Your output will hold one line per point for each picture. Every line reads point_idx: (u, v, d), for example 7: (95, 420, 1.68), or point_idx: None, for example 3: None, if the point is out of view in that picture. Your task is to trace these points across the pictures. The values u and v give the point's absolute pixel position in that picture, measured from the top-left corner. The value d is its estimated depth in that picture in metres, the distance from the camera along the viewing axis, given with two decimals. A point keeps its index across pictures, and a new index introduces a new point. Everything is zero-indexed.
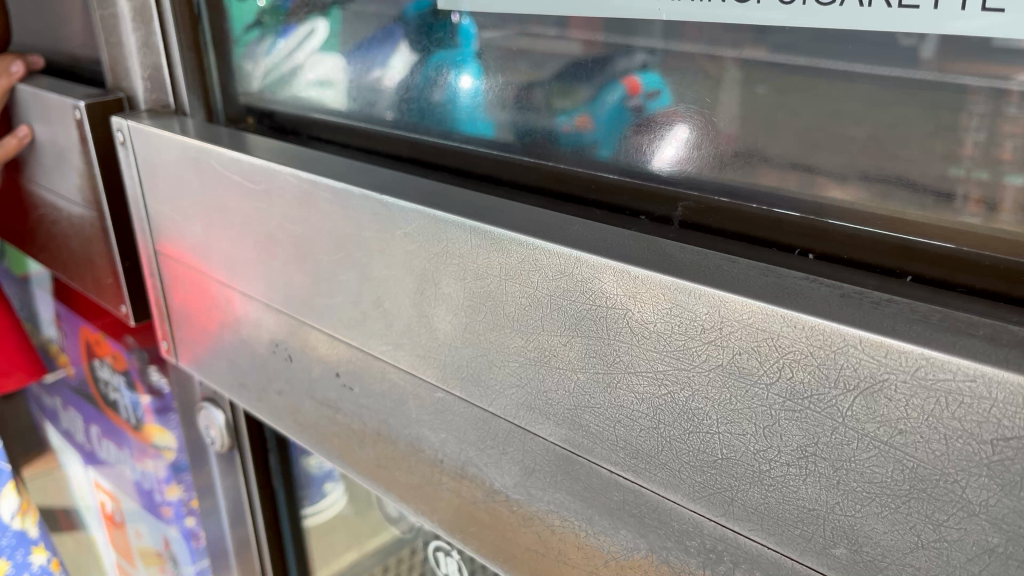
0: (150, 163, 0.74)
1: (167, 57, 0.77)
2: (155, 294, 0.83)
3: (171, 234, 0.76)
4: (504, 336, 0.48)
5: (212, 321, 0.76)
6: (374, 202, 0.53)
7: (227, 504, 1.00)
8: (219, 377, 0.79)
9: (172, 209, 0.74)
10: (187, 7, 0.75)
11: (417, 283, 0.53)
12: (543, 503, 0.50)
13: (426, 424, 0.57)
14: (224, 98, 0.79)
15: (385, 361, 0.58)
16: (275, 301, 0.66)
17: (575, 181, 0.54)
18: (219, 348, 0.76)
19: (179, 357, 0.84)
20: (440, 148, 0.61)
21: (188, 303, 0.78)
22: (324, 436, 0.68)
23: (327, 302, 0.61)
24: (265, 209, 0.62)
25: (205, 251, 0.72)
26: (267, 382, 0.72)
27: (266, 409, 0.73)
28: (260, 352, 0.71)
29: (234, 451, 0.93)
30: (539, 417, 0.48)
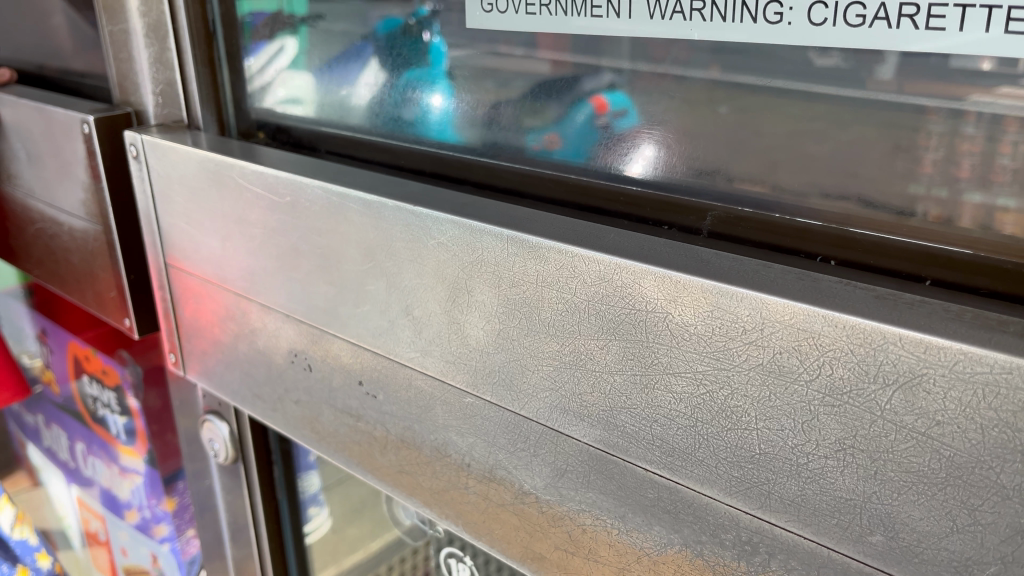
0: (167, 179, 0.75)
1: (181, 73, 0.78)
2: (163, 306, 0.84)
3: (184, 247, 0.77)
4: (538, 341, 0.50)
5: (225, 332, 0.77)
6: (407, 213, 0.55)
7: (228, 515, 1.00)
8: (231, 390, 0.79)
9: (186, 222, 0.75)
10: (202, 23, 0.76)
11: (449, 291, 0.54)
12: (575, 503, 0.52)
13: (453, 429, 0.58)
14: (237, 113, 0.79)
15: (412, 368, 0.59)
16: (297, 312, 0.67)
17: (602, 195, 0.55)
18: (231, 359, 0.77)
19: (187, 371, 0.85)
20: (464, 162, 0.63)
21: (199, 316, 0.79)
22: (344, 445, 0.69)
23: (353, 312, 0.62)
24: (289, 221, 0.64)
25: (222, 264, 0.73)
26: (283, 392, 0.73)
27: (281, 418, 0.74)
28: (277, 362, 0.72)
29: (237, 466, 0.94)
30: (573, 419, 0.50)
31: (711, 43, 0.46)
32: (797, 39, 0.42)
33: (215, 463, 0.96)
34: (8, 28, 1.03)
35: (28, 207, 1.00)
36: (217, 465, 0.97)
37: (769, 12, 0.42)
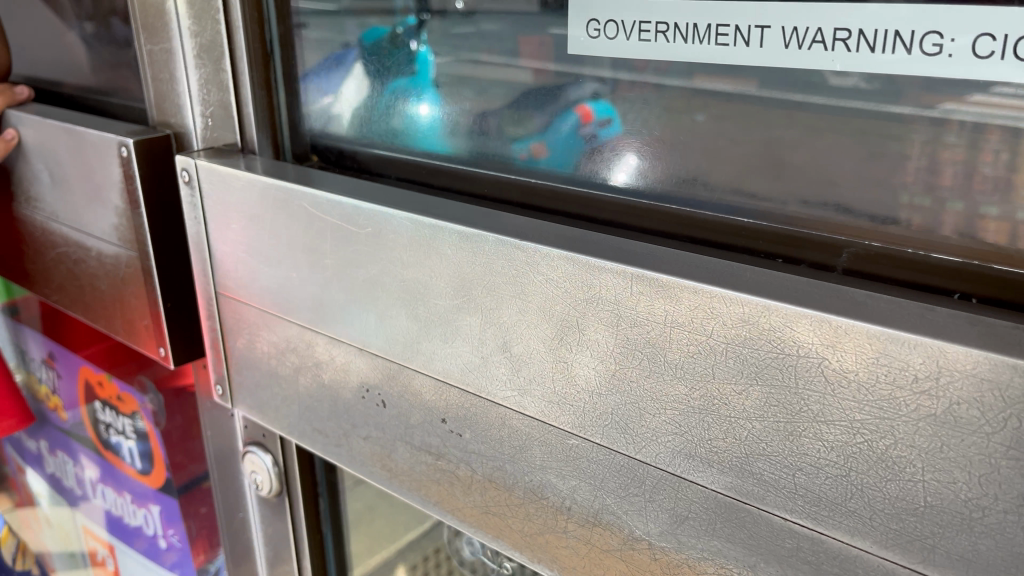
0: (225, 206, 0.72)
1: (236, 95, 0.74)
2: (211, 336, 0.80)
3: (241, 277, 0.73)
4: (662, 383, 0.48)
5: (284, 365, 0.73)
6: (510, 246, 0.52)
7: (268, 549, 0.96)
8: (286, 424, 0.76)
9: (245, 251, 0.72)
10: (260, 43, 0.73)
11: (557, 330, 0.52)
12: (696, 551, 0.50)
13: (552, 470, 0.56)
14: (293, 136, 0.76)
15: (506, 407, 0.57)
16: (372, 346, 0.65)
17: (722, 229, 0.52)
18: (291, 394, 0.74)
19: (235, 403, 0.81)
20: (558, 192, 0.60)
21: (254, 348, 0.76)
22: (420, 484, 0.66)
23: (439, 347, 0.60)
24: (368, 252, 0.61)
25: (286, 295, 0.70)
26: (350, 428, 0.70)
27: (347, 455, 0.71)
28: (346, 397, 0.69)
29: (280, 500, 0.90)
30: (699, 465, 0.48)
31: (854, 75, 0.44)
32: (956, 71, 0.40)
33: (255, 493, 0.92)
34: (22, 45, 0.99)
35: (51, 231, 0.96)
36: (257, 497, 0.93)
37: (927, 43, 0.41)
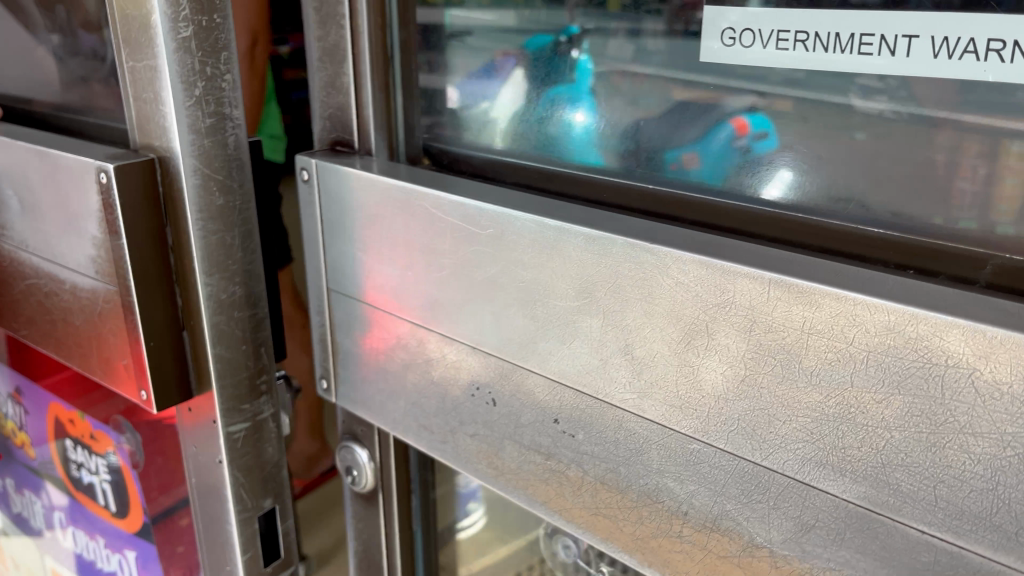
0: (345, 204, 0.74)
1: (356, 97, 0.77)
2: (319, 331, 0.83)
3: (355, 275, 0.76)
4: (796, 390, 0.48)
5: (394, 362, 0.75)
6: (639, 250, 0.53)
7: (357, 547, 0.97)
8: (391, 418, 0.78)
9: (361, 248, 0.74)
10: (382, 47, 0.75)
11: (683, 333, 0.52)
12: (822, 561, 0.50)
13: (670, 474, 0.56)
14: (408, 138, 0.78)
15: (624, 410, 0.58)
16: (486, 345, 0.66)
17: (860, 242, 0.53)
18: (399, 390, 0.76)
19: (341, 396, 0.83)
20: (683, 200, 0.60)
21: (364, 344, 0.78)
22: (527, 485, 0.67)
23: (556, 349, 0.61)
24: (488, 253, 0.63)
25: (400, 293, 0.72)
26: (457, 425, 0.71)
27: (453, 452, 0.73)
28: (454, 395, 0.70)
29: (373, 497, 0.92)
30: (830, 474, 0.48)
31: (1009, 86, 0.44)
32: None
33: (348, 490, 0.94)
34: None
35: (20, 263, 0.94)
36: (350, 492, 0.95)
37: None
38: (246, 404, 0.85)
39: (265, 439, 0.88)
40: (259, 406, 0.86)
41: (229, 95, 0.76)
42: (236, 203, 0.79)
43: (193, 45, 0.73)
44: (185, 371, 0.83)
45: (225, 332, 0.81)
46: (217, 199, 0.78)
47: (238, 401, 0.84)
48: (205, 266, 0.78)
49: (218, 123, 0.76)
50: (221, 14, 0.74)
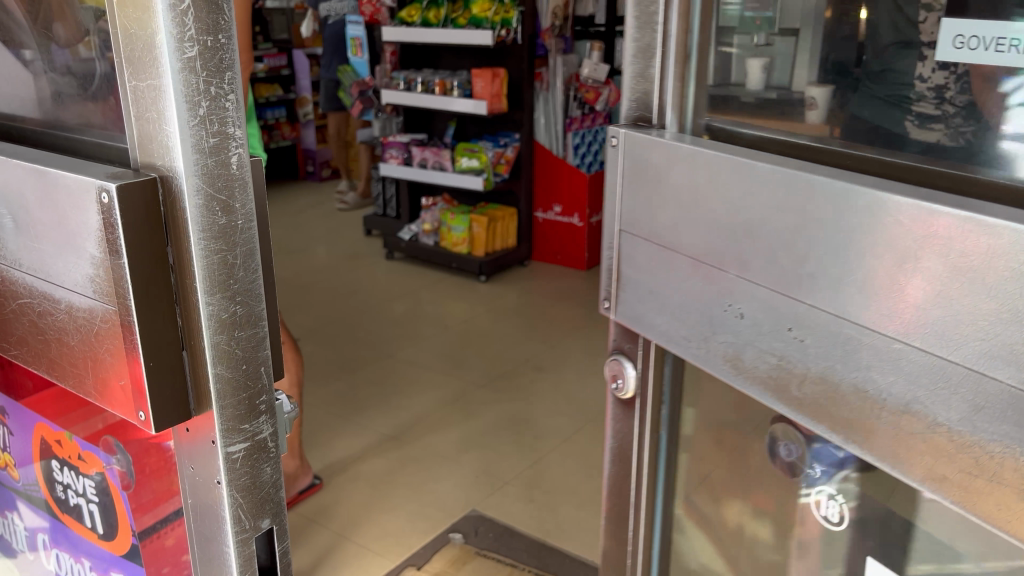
0: (643, 161, 0.83)
1: (659, 81, 0.86)
2: (609, 264, 0.91)
3: (644, 216, 0.83)
4: (981, 300, 0.54)
5: (671, 286, 0.81)
6: (835, 188, 0.63)
7: (613, 464, 1.01)
8: (658, 331, 0.85)
9: (650, 192, 0.82)
10: (638, 39, 0.86)
11: (878, 251, 0.60)
12: (989, 434, 0.55)
13: (875, 367, 0.62)
14: (633, 112, 0.89)
15: (829, 314, 0.65)
16: (746, 270, 0.72)
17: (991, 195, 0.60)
18: (667, 305, 0.82)
19: (620, 315, 0.91)
20: (853, 159, 0.69)
21: (646, 274, 0.85)
22: (765, 379, 0.72)
23: (775, 266, 0.69)
24: (737, 189, 0.71)
25: (677, 231, 0.79)
26: (711, 333, 0.77)
27: (709, 358, 0.78)
28: (712, 309, 0.76)
29: (630, 407, 0.96)
30: (1004, 363, 0.53)
31: None
32: None
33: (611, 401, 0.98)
34: None
35: (12, 281, 0.82)
36: None
37: None
38: (246, 425, 0.71)
39: (266, 458, 0.74)
40: (259, 425, 0.73)
41: (236, 114, 0.66)
42: (238, 222, 0.68)
43: (199, 65, 0.63)
44: (184, 396, 0.70)
45: (225, 354, 0.68)
46: (219, 219, 0.66)
47: (238, 420, 0.71)
48: (206, 284, 0.66)
49: (221, 142, 0.65)
50: (226, 34, 0.64)
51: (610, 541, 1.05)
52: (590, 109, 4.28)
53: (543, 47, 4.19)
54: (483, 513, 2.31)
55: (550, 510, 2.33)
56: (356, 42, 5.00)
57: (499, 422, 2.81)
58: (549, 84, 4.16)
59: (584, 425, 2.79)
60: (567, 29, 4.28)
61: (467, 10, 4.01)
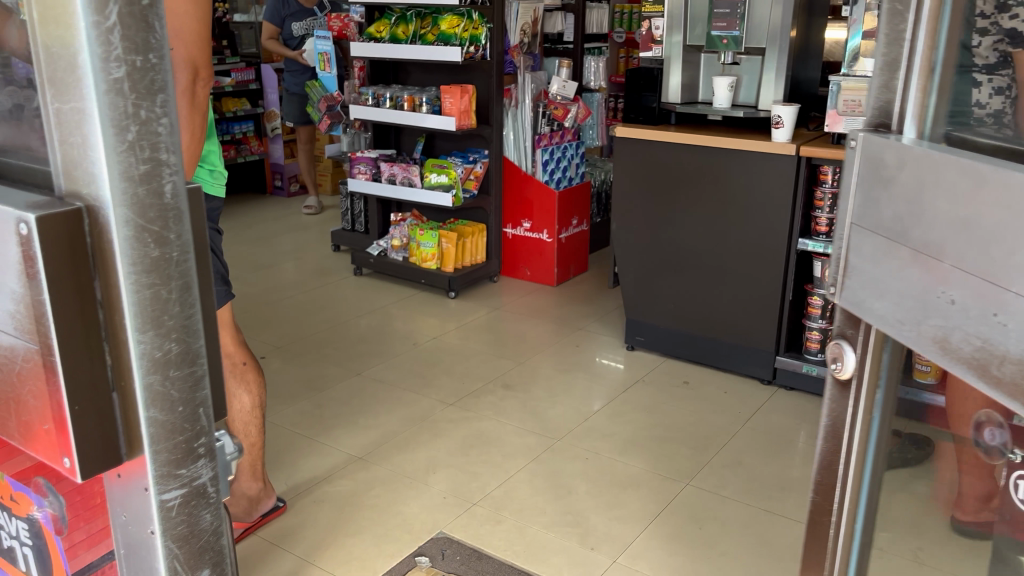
0: (876, 158, 0.74)
1: (902, 92, 0.77)
2: (834, 252, 0.81)
3: (868, 209, 0.75)
4: None
5: (889, 276, 0.73)
6: None
7: (822, 440, 0.93)
8: (877, 316, 0.75)
9: (879, 183, 0.74)
10: (893, 50, 0.78)
11: None
12: None
13: None
14: (875, 116, 0.80)
15: None
16: (951, 258, 0.64)
17: None
18: (888, 292, 0.73)
19: (842, 304, 0.81)
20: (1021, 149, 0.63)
21: (866, 271, 0.76)
22: (971, 362, 0.63)
23: (988, 251, 0.61)
24: (958, 173, 0.63)
25: (902, 221, 0.70)
26: (924, 320, 0.68)
27: (921, 343, 0.70)
28: (925, 295, 0.68)
29: (847, 387, 0.87)
30: None
31: None
32: None
33: (826, 380, 0.90)
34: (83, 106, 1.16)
35: None
36: None
37: None
38: (183, 470, 0.58)
39: (207, 503, 0.60)
40: (199, 468, 0.58)
41: (171, 139, 0.54)
42: (176, 254, 0.55)
43: (127, 86, 0.51)
44: (114, 446, 0.55)
45: (160, 395, 0.55)
46: (153, 250, 0.53)
47: (174, 462, 0.57)
48: (138, 321, 0.53)
49: (154, 169, 0.53)
50: (159, 52, 0.52)
51: (814, 517, 0.97)
52: (559, 126, 4.27)
53: (511, 64, 4.19)
54: (451, 536, 2.27)
55: (519, 531, 2.30)
56: (326, 57, 4.79)
57: (467, 441, 2.77)
58: (518, 100, 4.15)
59: (553, 444, 2.77)
60: (534, 47, 4.29)
61: (435, 26, 4.01)
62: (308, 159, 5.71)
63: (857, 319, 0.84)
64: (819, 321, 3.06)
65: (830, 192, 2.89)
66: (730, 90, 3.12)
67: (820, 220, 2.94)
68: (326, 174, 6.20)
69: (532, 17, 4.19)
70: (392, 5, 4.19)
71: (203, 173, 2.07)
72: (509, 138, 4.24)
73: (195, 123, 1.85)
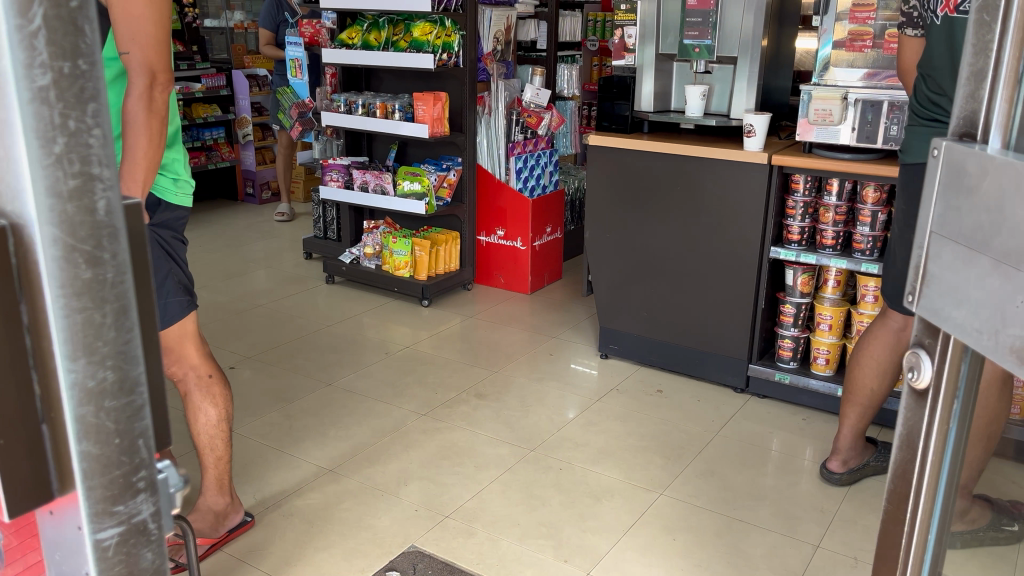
0: (960, 169, 0.75)
1: (987, 102, 0.76)
2: (916, 259, 0.82)
3: (949, 220, 0.76)
4: None
5: (966, 286, 0.73)
6: None
7: (896, 450, 0.91)
8: (952, 323, 0.76)
9: (960, 196, 0.74)
10: (978, 61, 0.77)
11: None
12: None
13: None
14: (960, 129, 0.79)
15: None
16: None
17: None
18: (964, 301, 0.74)
19: (922, 311, 0.82)
20: None
21: (944, 279, 0.77)
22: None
23: None
24: None
25: (983, 230, 0.71)
26: (1002, 325, 0.69)
27: (998, 354, 0.70)
28: (1001, 302, 0.68)
29: (924, 398, 0.86)
30: None
31: None
32: None
33: (902, 389, 0.88)
34: None
35: None
36: None
37: None
38: (120, 506, 0.52)
39: (147, 542, 0.54)
40: (138, 505, 0.53)
41: (104, 151, 0.47)
42: (110, 276, 0.48)
43: (55, 96, 0.44)
44: (46, 478, 0.50)
45: (93, 428, 0.50)
46: (84, 273, 0.47)
47: (109, 501, 0.52)
48: (66, 349, 0.47)
49: (84, 185, 0.46)
50: (89, 58, 0.45)
51: (886, 526, 0.95)
52: (533, 133, 4.26)
53: (484, 72, 4.18)
54: (422, 549, 2.24)
55: (492, 544, 2.27)
56: (297, 62, 4.86)
57: (440, 452, 2.74)
58: (491, 108, 4.13)
59: (527, 454, 2.74)
60: (507, 55, 4.30)
61: (408, 33, 3.99)
62: (283, 165, 5.61)
63: (935, 328, 0.82)
64: (790, 330, 3.07)
65: (802, 201, 2.91)
66: (702, 99, 3.12)
67: (792, 228, 2.95)
68: (298, 181, 6.14)
69: (504, 24, 4.19)
70: (364, 12, 4.16)
71: (165, 181, 2.02)
72: (482, 144, 4.18)
73: (154, 128, 1.81)
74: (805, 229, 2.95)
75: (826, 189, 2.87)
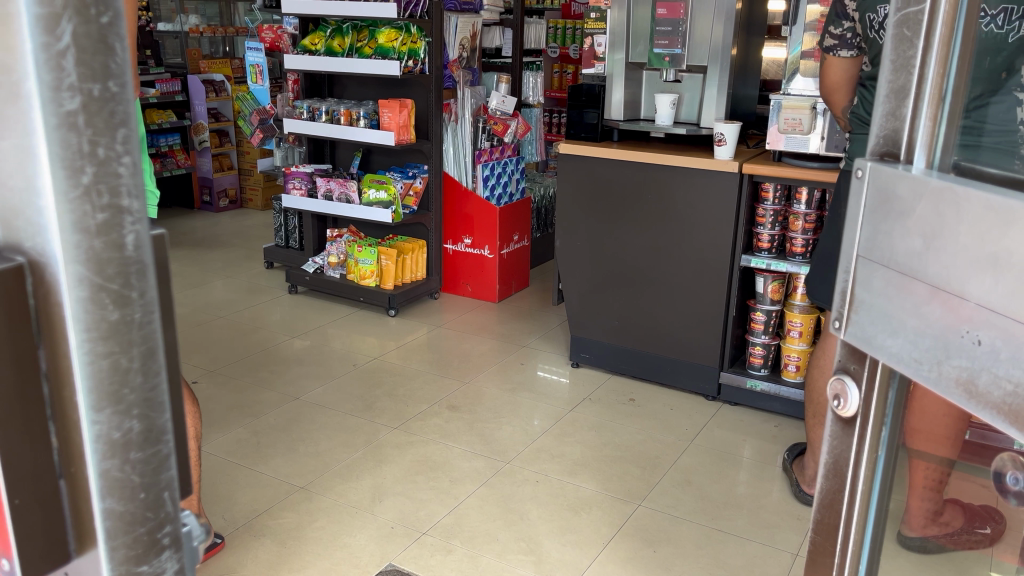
0: (889, 193, 0.68)
1: (911, 122, 0.70)
2: (841, 284, 0.75)
3: (878, 244, 0.70)
4: None
5: (903, 314, 0.67)
6: None
7: (824, 479, 0.85)
8: (887, 354, 0.70)
9: (890, 220, 0.68)
10: (897, 75, 0.71)
11: None
12: None
13: None
14: (878, 147, 0.73)
15: None
16: (981, 300, 0.59)
17: None
18: (901, 330, 0.68)
19: (850, 338, 0.75)
20: None
21: (876, 307, 0.70)
22: (1002, 407, 0.59)
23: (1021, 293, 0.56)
24: (980, 213, 0.59)
25: (920, 255, 0.64)
26: (947, 358, 0.63)
27: (944, 387, 0.64)
28: (948, 334, 0.63)
29: (852, 425, 0.80)
30: None
31: None
32: None
33: (826, 416, 0.82)
34: None
35: None
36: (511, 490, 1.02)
37: None
38: (144, 566, 0.47)
39: None
40: (163, 563, 0.48)
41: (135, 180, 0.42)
42: (139, 316, 0.44)
43: (83, 121, 0.40)
44: (59, 538, 0.46)
45: (117, 482, 0.45)
46: (111, 314, 0.42)
47: (133, 560, 0.47)
48: (90, 399, 0.43)
49: (113, 219, 0.41)
50: (122, 80, 0.41)
51: (813, 554, 0.89)
52: (499, 141, 4.24)
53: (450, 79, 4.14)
54: (400, 568, 2.19)
55: (472, 560, 2.23)
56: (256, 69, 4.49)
57: (415, 466, 2.70)
58: (458, 115, 4.11)
59: (501, 467, 2.71)
60: (472, 61, 4.26)
61: (372, 40, 3.94)
62: None
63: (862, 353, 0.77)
64: (761, 337, 3.10)
65: (771, 209, 2.94)
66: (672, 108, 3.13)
67: (762, 236, 2.97)
68: (256, 189, 6.03)
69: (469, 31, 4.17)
70: (327, 18, 4.10)
71: None
72: (449, 153, 4.18)
73: None
74: (775, 237, 2.97)
75: (795, 198, 2.90)
